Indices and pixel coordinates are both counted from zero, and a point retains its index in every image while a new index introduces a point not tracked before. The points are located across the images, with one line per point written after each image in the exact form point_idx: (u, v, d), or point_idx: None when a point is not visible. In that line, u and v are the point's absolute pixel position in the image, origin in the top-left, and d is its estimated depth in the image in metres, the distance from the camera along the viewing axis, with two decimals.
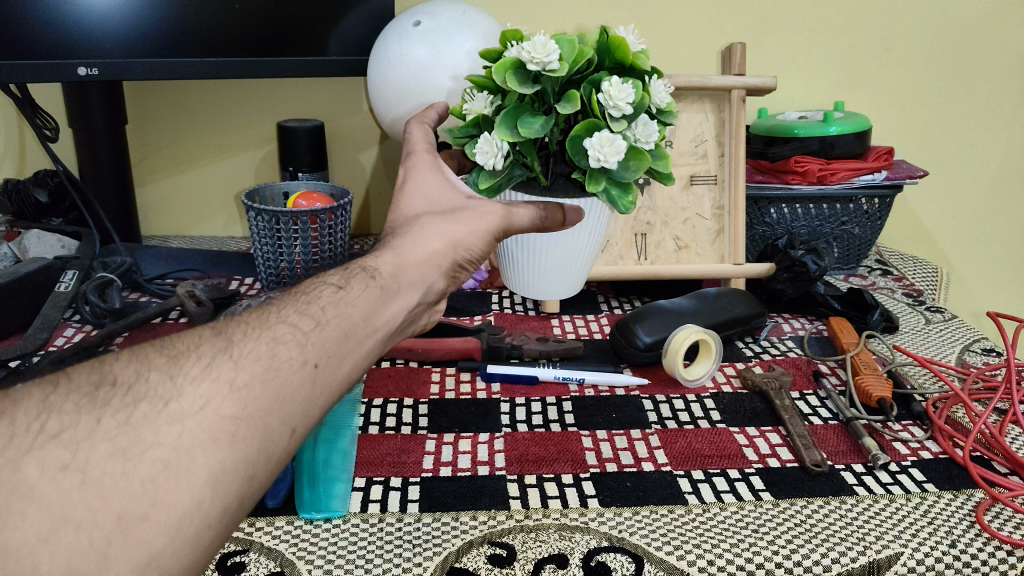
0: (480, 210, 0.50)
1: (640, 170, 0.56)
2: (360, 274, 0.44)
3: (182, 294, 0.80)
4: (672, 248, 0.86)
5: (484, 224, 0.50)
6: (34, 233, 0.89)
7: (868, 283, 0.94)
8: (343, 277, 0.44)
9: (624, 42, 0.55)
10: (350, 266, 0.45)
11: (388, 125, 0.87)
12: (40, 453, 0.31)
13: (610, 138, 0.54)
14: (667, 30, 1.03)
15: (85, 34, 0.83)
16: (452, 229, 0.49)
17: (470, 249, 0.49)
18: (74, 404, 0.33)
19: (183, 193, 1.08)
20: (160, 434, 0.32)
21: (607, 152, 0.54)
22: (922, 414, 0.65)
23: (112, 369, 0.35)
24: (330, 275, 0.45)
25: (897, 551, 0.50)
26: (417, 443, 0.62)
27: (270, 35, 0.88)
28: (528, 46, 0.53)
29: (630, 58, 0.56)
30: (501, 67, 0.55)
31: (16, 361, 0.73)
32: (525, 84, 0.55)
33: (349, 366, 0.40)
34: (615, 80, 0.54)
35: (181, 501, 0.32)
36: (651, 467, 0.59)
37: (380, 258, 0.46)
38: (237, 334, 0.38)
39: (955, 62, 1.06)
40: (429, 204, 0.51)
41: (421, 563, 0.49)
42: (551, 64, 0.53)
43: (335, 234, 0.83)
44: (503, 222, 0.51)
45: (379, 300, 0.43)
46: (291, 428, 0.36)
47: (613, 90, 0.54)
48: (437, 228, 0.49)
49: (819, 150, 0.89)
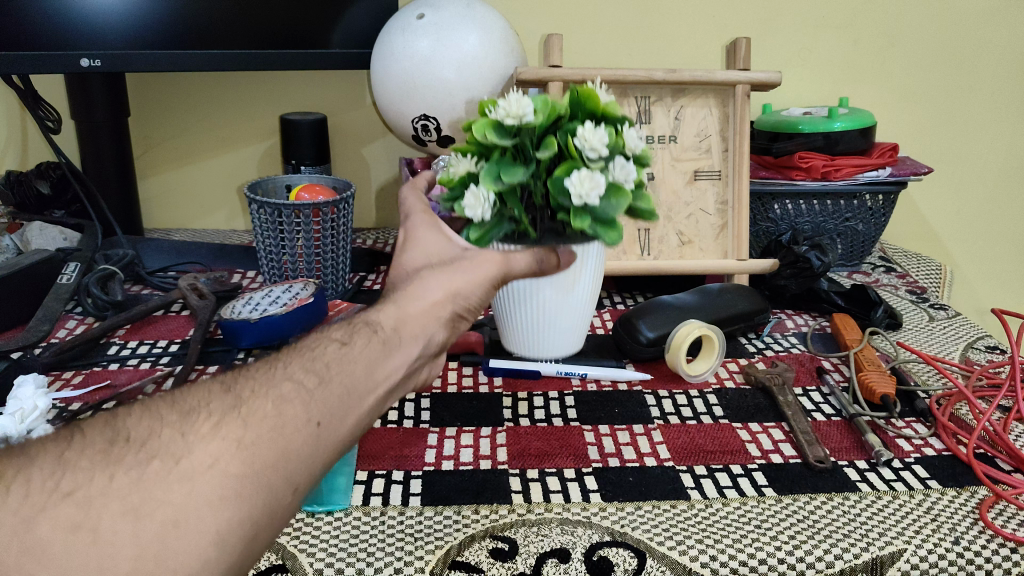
0: (476, 261, 0.50)
1: (623, 206, 0.58)
2: (363, 329, 0.43)
3: (184, 287, 0.79)
4: (676, 243, 0.86)
5: (481, 273, 0.49)
6: (36, 226, 0.89)
7: (872, 280, 0.93)
8: (346, 333, 0.43)
9: (594, 94, 0.58)
10: (353, 322, 0.44)
11: (391, 120, 0.86)
12: (54, 511, 0.32)
13: (589, 174, 0.56)
14: (671, 24, 1.03)
15: (87, 25, 0.83)
16: (448, 280, 0.48)
17: (465, 299, 0.48)
18: (88, 459, 0.34)
19: (184, 184, 1.08)
20: (169, 491, 0.33)
21: (587, 188, 0.56)
22: (925, 411, 0.65)
23: (125, 423, 0.36)
24: (334, 329, 0.44)
25: (900, 548, 0.50)
26: (419, 437, 0.62)
27: (272, 30, 0.87)
28: (505, 104, 0.57)
29: (600, 108, 0.59)
30: (480, 126, 0.58)
31: (18, 353, 0.73)
32: (507, 141, 0.58)
33: (351, 422, 0.40)
34: (590, 126, 0.56)
35: (187, 559, 0.32)
36: (653, 463, 0.59)
37: (382, 311, 0.45)
38: (244, 391, 0.38)
39: (960, 58, 1.06)
40: (428, 258, 0.50)
41: (423, 558, 0.49)
42: (527, 117, 0.57)
43: (337, 229, 0.83)
44: (500, 269, 0.50)
45: (381, 354, 0.42)
46: (294, 485, 0.36)
47: (587, 133, 0.56)
48: (436, 280, 0.47)
49: (823, 146, 0.89)
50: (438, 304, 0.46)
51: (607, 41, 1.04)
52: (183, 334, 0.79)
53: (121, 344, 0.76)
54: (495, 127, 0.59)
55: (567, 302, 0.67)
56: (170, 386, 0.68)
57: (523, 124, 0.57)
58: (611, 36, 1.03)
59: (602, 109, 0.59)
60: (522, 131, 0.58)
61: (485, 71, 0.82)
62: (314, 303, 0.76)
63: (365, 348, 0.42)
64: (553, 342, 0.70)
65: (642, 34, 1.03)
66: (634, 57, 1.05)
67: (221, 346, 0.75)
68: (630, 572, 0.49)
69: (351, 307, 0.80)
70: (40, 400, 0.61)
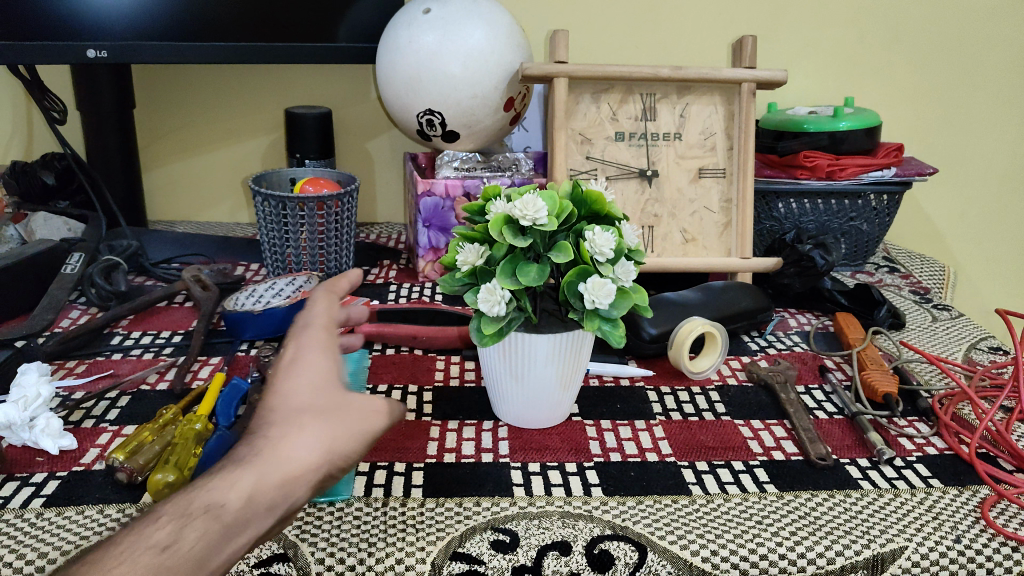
0: (351, 411, 0.40)
1: (629, 307, 0.56)
2: (201, 516, 0.36)
3: (188, 278, 0.78)
4: (679, 241, 0.86)
5: (361, 425, 0.40)
6: (41, 216, 0.89)
7: (875, 280, 0.93)
8: (176, 522, 0.35)
9: (601, 196, 0.57)
10: (189, 501, 0.36)
11: (396, 114, 0.86)
12: None
13: (602, 281, 0.55)
14: (677, 22, 1.03)
15: (93, 16, 0.83)
16: (318, 438, 0.38)
17: (341, 453, 0.39)
18: None
19: (189, 176, 1.08)
20: None
21: (603, 293, 0.55)
22: (928, 410, 0.65)
23: None
24: (161, 513, 0.36)
25: (901, 545, 0.50)
26: (421, 430, 0.62)
27: (277, 23, 0.87)
28: (520, 203, 0.54)
29: (602, 209, 0.58)
30: (495, 223, 0.55)
31: (21, 341, 0.73)
32: (522, 241, 0.55)
33: None
34: (598, 229, 0.55)
35: None
36: (654, 458, 0.59)
37: (225, 475, 0.37)
38: None
39: (966, 60, 1.06)
40: (291, 420, 0.39)
41: (425, 548, 0.49)
42: (543, 220, 0.54)
43: (340, 223, 0.83)
44: (386, 420, 0.41)
45: (217, 540, 0.35)
46: None
47: (598, 238, 0.55)
48: (299, 439, 0.38)
49: (828, 145, 0.89)
50: (305, 465, 0.38)
51: (613, 37, 1.03)
52: (186, 325, 0.79)
53: (125, 334, 0.77)
54: (508, 224, 0.56)
55: (555, 394, 0.61)
56: (173, 376, 0.68)
57: (537, 227, 0.54)
58: (617, 33, 1.03)
59: (603, 212, 0.58)
60: (533, 231, 0.55)
61: (490, 66, 0.81)
62: None
63: (198, 540, 0.35)
64: (543, 415, 0.62)
65: (648, 31, 1.03)
66: (639, 55, 1.05)
67: (224, 337, 0.75)
68: (630, 566, 0.49)
69: (354, 300, 0.80)
70: (43, 388, 0.60)
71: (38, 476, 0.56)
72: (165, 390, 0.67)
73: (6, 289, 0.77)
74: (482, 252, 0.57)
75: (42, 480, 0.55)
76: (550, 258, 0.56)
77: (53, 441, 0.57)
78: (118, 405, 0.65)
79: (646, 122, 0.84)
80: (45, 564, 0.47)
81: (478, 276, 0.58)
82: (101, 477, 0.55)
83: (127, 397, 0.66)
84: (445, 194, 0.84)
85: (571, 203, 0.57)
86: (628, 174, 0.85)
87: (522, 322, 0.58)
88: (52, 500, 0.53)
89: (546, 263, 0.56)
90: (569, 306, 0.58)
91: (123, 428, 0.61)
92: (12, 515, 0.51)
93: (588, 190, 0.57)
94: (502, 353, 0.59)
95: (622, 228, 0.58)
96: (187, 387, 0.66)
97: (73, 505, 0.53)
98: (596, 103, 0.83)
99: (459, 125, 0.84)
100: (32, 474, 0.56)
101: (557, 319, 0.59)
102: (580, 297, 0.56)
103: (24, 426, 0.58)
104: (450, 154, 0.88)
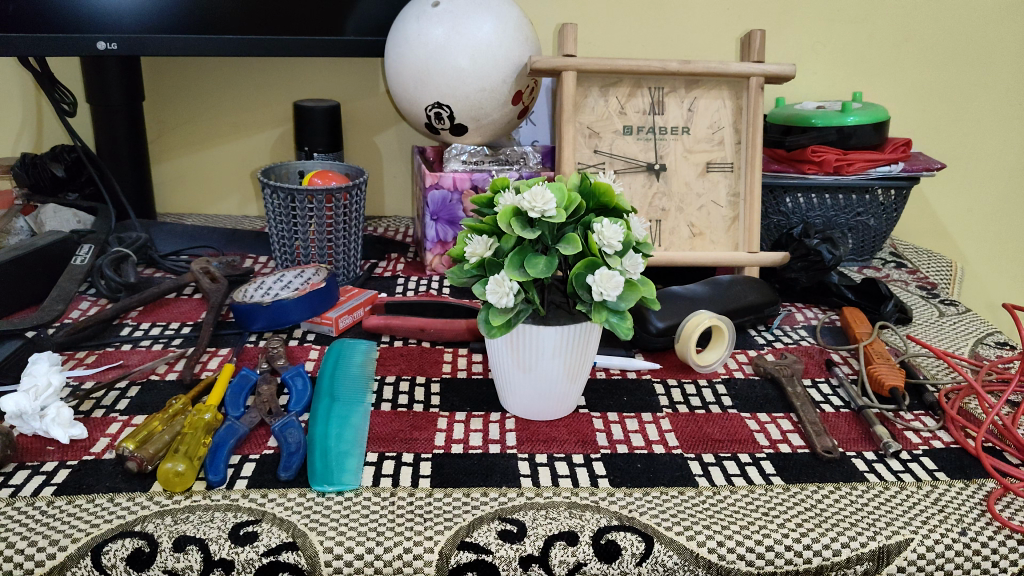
0: None
1: (637, 300, 0.56)
2: None
3: (196, 271, 0.78)
4: (687, 235, 0.86)
5: None
6: (51, 208, 0.90)
7: (882, 275, 0.93)
8: None
9: (609, 188, 0.57)
10: None
11: (403, 108, 0.86)
12: None
13: (609, 274, 0.55)
14: (686, 16, 1.03)
15: (104, 10, 0.83)
16: None
17: None
18: None
19: (197, 169, 1.08)
20: None
21: (610, 286, 0.55)
22: (934, 404, 0.65)
23: None
24: None
25: (907, 537, 0.50)
26: (429, 421, 0.62)
27: (286, 16, 0.88)
28: (528, 196, 0.54)
29: (611, 203, 0.58)
30: (503, 215, 0.55)
31: (32, 331, 0.73)
32: (530, 233, 0.55)
33: None
34: (606, 221, 0.55)
35: None
36: (661, 450, 0.60)
37: None
38: None
39: (975, 55, 1.06)
40: None
41: (432, 537, 0.49)
42: (551, 212, 0.54)
43: (350, 215, 0.83)
44: None
45: None
46: None
47: (606, 231, 0.55)
48: None
49: (836, 140, 0.89)
50: None
51: (621, 32, 1.03)
52: (195, 316, 0.79)
53: (134, 325, 0.77)
54: (517, 216, 0.56)
55: (562, 386, 0.61)
56: (183, 367, 0.68)
57: (546, 219, 0.54)
58: (625, 27, 1.03)
59: (611, 205, 0.58)
60: (540, 223, 0.55)
61: (499, 59, 0.81)
62: (326, 289, 0.76)
63: None
64: (551, 408, 0.62)
65: (656, 25, 1.03)
66: (647, 50, 1.05)
67: (233, 329, 0.75)
68: (636, 556, 0.49)
69: (361, 293, 0.80)
70: (53, 378, 0.61)
71: (49, 464, 0.56)
72: (174, 381, 0.67)
73: (16, 280, 0.78)
74: (491, 243, 0.57)
75: (53, 469, 0.56)
76: (558, 250, 0.56)
77: (64, 430, 0.58)
78: (128, 395, 0.65)
79: (654, 116, 0.84)
80: (55, 551, 0.48)
81: (487, 268, 0.58)
82: (111, 466, 0.56)
83: (137, 387, 0.66)
84: (453, 186, 0.84)
85: (579, 196, 0.57)
86: (635, 168, 0.85)
87: (530, 314, 0.58)
88: (63, 488, 0.54)
89: (554, 256, 0.56)
90: (576, 299, 0.58)
91: (133, 418, 0.62)
92: (23, 503, 0.52)
93: (597, 182, 0.57)
94: (510, 346, 0.60)
95: (630, 221, 0.58)
96: (196, 377, 0.67)
97: (84, 493, 0.53)
98: (604, 97, 0.83)
99: (467, 118, 0.84)
100: (43, 462, 0.56)
101: (565, 311, 0.60)
102: (588, 288, 0.57)
103: (35, 415, 0.58)
104: (458, 147, 0.88)
